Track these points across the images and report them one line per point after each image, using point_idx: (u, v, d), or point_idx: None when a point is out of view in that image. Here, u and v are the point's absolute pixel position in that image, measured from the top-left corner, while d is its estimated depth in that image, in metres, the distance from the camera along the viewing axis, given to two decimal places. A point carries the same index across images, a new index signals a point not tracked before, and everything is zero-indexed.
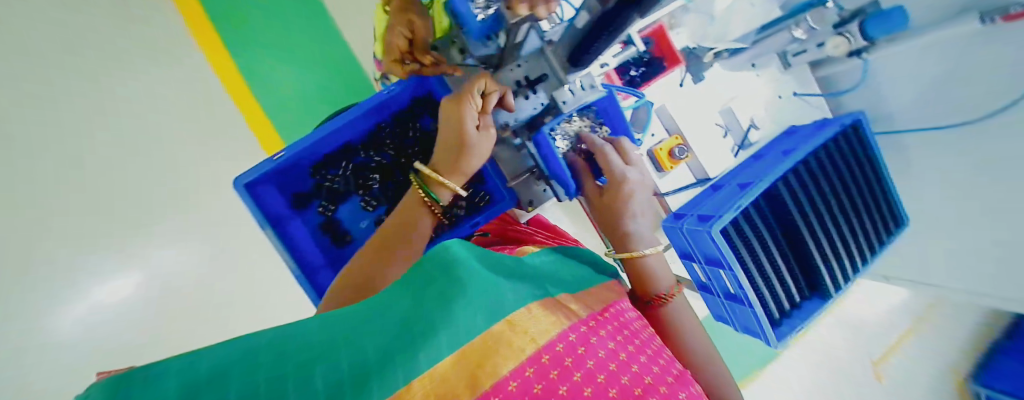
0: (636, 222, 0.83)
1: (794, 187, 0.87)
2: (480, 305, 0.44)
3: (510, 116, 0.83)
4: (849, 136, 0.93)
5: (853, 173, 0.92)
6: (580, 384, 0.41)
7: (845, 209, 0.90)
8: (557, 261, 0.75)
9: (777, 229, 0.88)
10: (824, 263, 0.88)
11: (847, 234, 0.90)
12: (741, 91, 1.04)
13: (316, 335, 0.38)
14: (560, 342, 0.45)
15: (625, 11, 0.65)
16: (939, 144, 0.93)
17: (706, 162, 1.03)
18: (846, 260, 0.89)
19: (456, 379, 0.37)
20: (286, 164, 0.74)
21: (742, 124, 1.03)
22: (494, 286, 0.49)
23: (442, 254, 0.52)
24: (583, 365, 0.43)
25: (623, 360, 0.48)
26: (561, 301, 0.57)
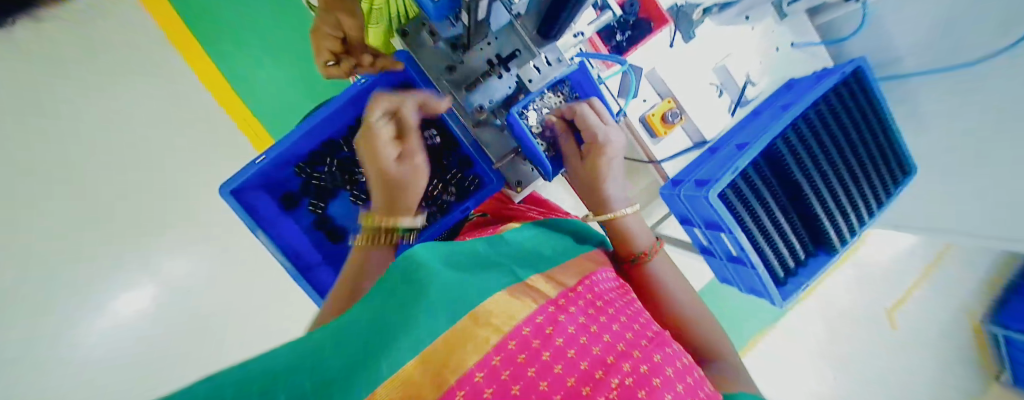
0: (615, 185, 0.66)
1: (792, 143, 0.81)
2: (444, 304, 0.37)
3: (484, 98, 0.64)
4: (851, 86, 0.85)
5: (855, 123, 0.85)
6: (549, 360, 0.35)
7: (850, 161, 0.84)
8: (540, 236, 0.64)
9: (778, 187, 0.82)
10: (829, 218, 0.83)
11: (853, 185, 0.84)
12: (735, 46, 0.97)
13: (295, 353, 0.30)
14: (527, 324, 0.37)
15: None
16: (967, 84, 0.80)
17: (701, 123, 0.96)
18: (850, 213, 0.84)
19: (422, 378, 0.30)
20: (270, 169, 0.78)
21: (738, 79, 0.96)
22: (460, 285, 0.42)
23: (403, 265, 0.44)
24: (552, 344, 0.36)
25: (594, 332, 0.41)
26: (533, 282, 0.47)
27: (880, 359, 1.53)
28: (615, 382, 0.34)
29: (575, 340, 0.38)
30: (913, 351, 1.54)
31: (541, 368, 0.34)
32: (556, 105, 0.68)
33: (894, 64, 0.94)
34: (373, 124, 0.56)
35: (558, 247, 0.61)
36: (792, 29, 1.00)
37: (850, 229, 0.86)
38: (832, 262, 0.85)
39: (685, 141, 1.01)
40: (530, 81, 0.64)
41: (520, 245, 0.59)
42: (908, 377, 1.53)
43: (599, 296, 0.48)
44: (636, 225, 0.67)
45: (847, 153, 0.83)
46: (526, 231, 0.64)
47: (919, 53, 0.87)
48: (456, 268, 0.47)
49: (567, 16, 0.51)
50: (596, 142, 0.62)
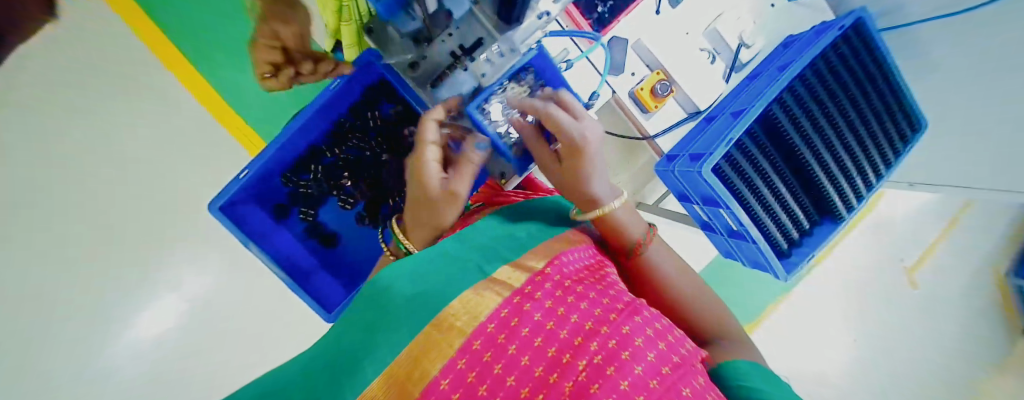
0: (602, 179, 0.60)
1: (790, 110, 0.77)
2: (407, 321, 0.44)
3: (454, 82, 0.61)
4: (851, 40, 0.79)
5: (857, 79, 0.80)
6: (515, 353, 0.40)
7: (855, 121, 0.79)
8: (518, 218, 0.67)
9: (776, 156, 0.78)
10: (832, 184, 0.79)
11: (857, 148, 0.79)
12: (728, 6, 0.92)
13: (297, 383, 0.41)
14: (492, 320, 0.42)
15: None
16: (975, 30, 0.75)
17: (694, 92, 0.92)
18: (856, 176, 0.80)
19: (389, 393, 0.38)
20: (255, 181, 0.77)
21: (730, 42, 0.92)
22: (425, 295, 0.48)
23: (379, 283, 0.52)
24: (516, 337, 0.41)
25: (562, 314, 0.44)
26: (498, 275, 0.52)
27: (885, 329, 1.49)
28: (582, 364, 0.38)
29: (539, 330, 0.42)
30: (918, 322, 1.49)
31: (506, 363, 0.39)
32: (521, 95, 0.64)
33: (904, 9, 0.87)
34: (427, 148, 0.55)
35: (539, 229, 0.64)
36: None
37: (856, 194, 0.82)
38: (838, 231, 0.81)
39: (678, 113, 0.95)
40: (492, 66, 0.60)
41: (495, 231, 0.63)
42: (910, 354, 1.48)
43: (568, 274, 0.51)
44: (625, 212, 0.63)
45: (850, 115, 0.79)
46: (501, 218, 0.67)
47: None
48: (427, 275, 0.53)
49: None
50: (572, 143, 0.55)
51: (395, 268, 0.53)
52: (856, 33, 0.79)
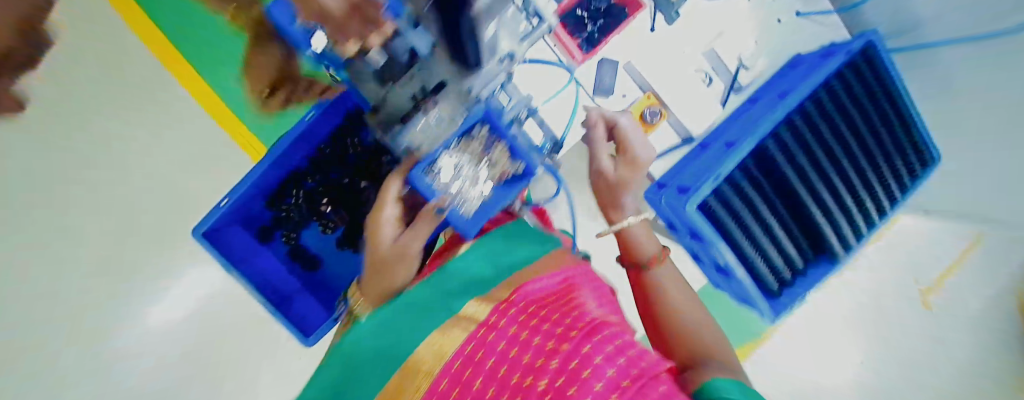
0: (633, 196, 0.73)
1: (786, 142, 0.73)
2: (373, 385, 0.39)
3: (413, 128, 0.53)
4: (857, 67, 0.73)
5: (861, 110, 0.75)
6: (478, 391, 0.33)
7: (856, 153, 0.75)
8: (498, 249, 0.61)
9: (770, 191, 0.75)
10: (826, 222, 0.76)
11: (857, 184, 0.76)
12: (727, 25, 0.88)
13: None
14: (451, 361, 0.36)
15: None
16: (983, 60, 0.71)
17: (689, 118, 0.86)
18: (854, 212, 0.77)
19: None
20: (239, 206, 0.77)
21: (728, 64, 0.86)
22: (392, 349, 0.43)
23: (349, 350, 0.47)
24: (475, 376, 0.34)
25: (523, 341, 0.38)
26: (465, 311, 0.46)
27: None
28: (544, 384, 0.31)
29: (504, 359, 0.36)
30: None
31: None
32: (475, 150, 0.55)
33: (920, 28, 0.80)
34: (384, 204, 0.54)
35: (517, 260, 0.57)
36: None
37: (854, 231, 0.78)
38: (832, 270, 0.78)
39: (670, 137, 0.90)
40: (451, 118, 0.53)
41: (475, 261, 0.58)
42: None
43: (531, 305, 0.45)
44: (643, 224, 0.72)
45: (852, 149, 0.75)
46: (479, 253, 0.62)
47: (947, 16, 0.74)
48: (395, 325, 0.47)
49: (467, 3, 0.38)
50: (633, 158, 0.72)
51: (366, 332, 0.48)
52: (864, 58, 0.73)
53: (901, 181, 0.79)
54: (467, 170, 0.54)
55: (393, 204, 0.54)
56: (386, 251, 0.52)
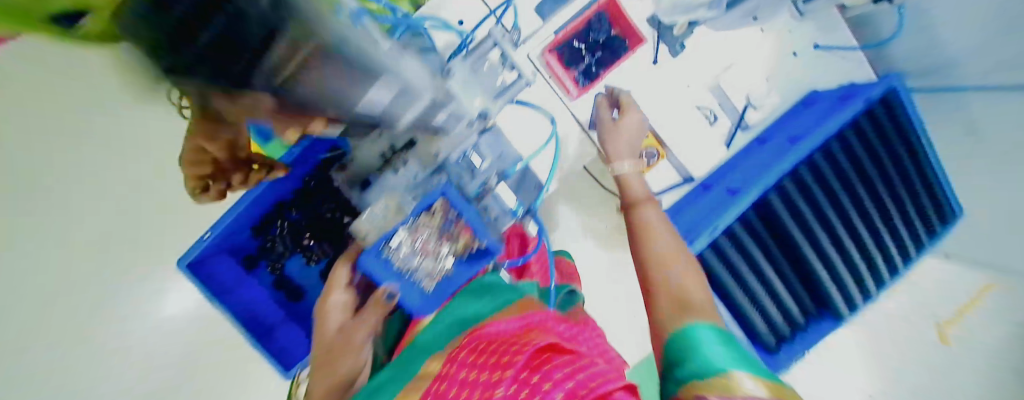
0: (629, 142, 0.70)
1: (790, 193, 0.69)
2: None
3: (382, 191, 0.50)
4: (874, 115, 0.69)
5: (875, 159, 0.70)
6: None
7: (866, 205, 0.70)
8: (472, 293, 0.51)
9: (771, 244, 0.70)
10: (832, 279, 0.71)
11: (866, 239, 0.71)
12: (738, 59, 0.83)
13: None
14: None
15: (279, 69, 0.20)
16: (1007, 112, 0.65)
17: (690, 159, 0.82)
18: (862, 268, 0.71)
19: None
20: (224, 237, 0.75)
21: (737, 102, 0.83)
22: None
23: None
24: None
25: (466, 383, 0.32)
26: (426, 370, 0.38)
27: None
28: None
29: None
30: None
31: None
32: (432, 229, 0.49)
33: (949, 71, 0.73)
34: (333, 292, 0.55)
35: (494, 301, 0.49)
36: (817, 28, 0.82)
37: (860, 288, 0.72)
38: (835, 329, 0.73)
39: (672, 175, 0.84)
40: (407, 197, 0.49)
41: (443, 313, 0.48)
42: None
43: (486, 339, 0.39)
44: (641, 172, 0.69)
45: (861, 201, 0.70)
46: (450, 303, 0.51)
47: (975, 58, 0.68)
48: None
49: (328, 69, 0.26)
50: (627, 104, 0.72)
51: None
52: (883, 107, 0.69)
53: (915, 234, 0.72)
54: (427, 247, 0.49)
55: (342, 291, 0.55)
56: (337, 341, 0.49)
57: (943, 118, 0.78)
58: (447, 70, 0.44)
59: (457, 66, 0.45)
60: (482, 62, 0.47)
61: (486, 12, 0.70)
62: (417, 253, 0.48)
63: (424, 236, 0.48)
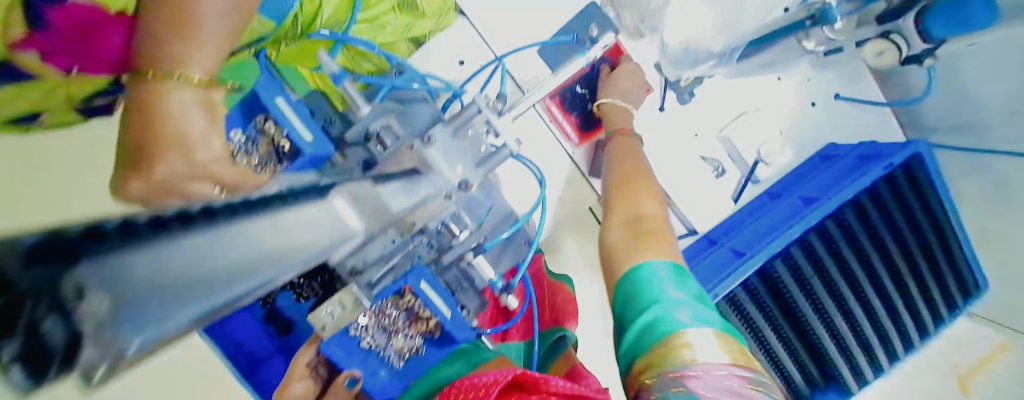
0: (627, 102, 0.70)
1: (795, 260, 0.64)
2: None
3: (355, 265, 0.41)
4: (896, 184, 0.64)
5: (893, 226, 0.64)
6: None
7: (879, 273, 0.64)
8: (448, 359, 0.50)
9: (776, 311, 0.64)
10: (843, 353, 0.64)
11: (880, 311, 0.64)
12: (756, 106, 0.79)
13: None
14: None
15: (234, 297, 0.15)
16: None
17: (693, 213, 0.78)
18: (874, 342, 0.64)
19: None
20: None
21: (745, 155, 0.79)
22: None
23: None
24: None
25: None
26: None
27: None
28: None
29: None
30: None
31: None
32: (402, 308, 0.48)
33: (980, 132, 0.69)
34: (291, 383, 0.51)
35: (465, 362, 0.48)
36: (839, 77, 0.79)
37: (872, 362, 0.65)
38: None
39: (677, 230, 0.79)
40: (369, 287, 0.42)
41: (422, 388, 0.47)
42: None
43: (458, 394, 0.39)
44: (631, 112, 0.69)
45: (875, 268, 0.64)
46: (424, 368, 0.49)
47: (1011, 122, 0.64)
48: None
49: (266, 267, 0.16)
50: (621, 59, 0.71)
51: None
52: (905, 173, 0.64)
53: (934, 310, 0.66)
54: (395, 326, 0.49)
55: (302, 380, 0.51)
56: None
57: (967, 181, 0.73)
58: (427, 137, 0.42)
59: (438, 133, 0.43)
60: (465, 129, 0.45)
61: (492, 58, 0.71)
62: (385, 334, 0.48)
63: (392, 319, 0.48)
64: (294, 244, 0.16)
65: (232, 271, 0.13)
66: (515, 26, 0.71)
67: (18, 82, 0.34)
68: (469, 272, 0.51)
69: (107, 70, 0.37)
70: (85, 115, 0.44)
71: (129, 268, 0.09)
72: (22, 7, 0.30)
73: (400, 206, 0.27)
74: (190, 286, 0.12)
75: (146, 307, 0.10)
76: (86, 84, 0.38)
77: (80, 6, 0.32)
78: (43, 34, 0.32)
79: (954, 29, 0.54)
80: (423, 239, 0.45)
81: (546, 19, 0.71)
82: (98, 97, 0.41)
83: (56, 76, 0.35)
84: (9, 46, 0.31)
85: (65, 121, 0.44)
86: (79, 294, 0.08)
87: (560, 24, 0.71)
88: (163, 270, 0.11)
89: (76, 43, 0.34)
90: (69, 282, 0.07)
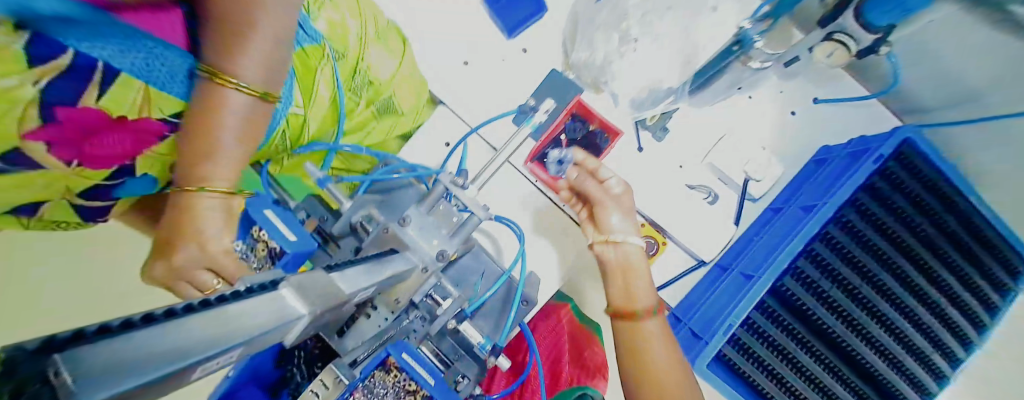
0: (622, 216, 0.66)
1: (806, 274, 0.64)
2: None
3: (355, 345, 0.43)
4: (891, 174, 0.65)
5: (901, 216, 0.64)
6: None
7: (907, 272, 0.63)
8: None
9: (803, 331, 0.63)
10: (891, 362, 0.62)
11: (914, 307, 0.62)
12: (734, 124, 0.81)
13: None
14: None
15: (206, 365, 0.19)
16: None
17: (693, 243, 0.76)
18: (926, 348, 0.62)
19: None
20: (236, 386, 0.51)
21: (736, 178, 0.77)
22: None
23: None
24: None
25: None
26: None
27: None
28: None
29: None
30: None
31: None
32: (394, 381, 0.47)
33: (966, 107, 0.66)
34: None
35: None
36: (810, 81, 0.80)
37: (934, 372, 0.62)
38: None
39: (685, 261, 0.79)
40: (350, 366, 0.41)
41: None
42: None
43: None
44: (640, 263, 0.65)
45: (895, 263, 0.63)
46: None
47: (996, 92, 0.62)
48: None
49: (230, 338, 0.19)
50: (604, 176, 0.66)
51: None
52: (899, 161, 0.65)
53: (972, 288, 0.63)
54: None
55: None
56: None
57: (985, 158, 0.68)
58: (403, 219, 0.48)
59: (413, 213, 0.49)
60: (436, 205, 0.50)
61: (466, 130, 0.78)
62: None
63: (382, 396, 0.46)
64: (238, 326, 0.20)
65: (189, 346, 0.17)
66: (487, 101, 0.80)
67: (29, 172, 0.40)
68: (464, 339, 0.53)
69: (103, 160, 0.43)
70: (84, 206, 0.50)
71: (86, 359, 0.13)
72: (39, 107, 0.34)
73: (356, 287, 0.31)
74: (152, 361, 0.16)
75: (118, 382, 0.14)
76: (88, 175, 0.44)
77: (89, 111, 0.37)
78: (52, 130, 0.36)
79: (895, 12, 0.54)
80: (415, 313, 0.49)
81: (516, 87, 0.80)
82: (97, 189, 0.48)
83: (58, 166, 0.40)
84: (18, 135, 0.35)
85: (68, 213, 0.50)
86: (56, 373, 0.12)
87: (527, 92, 0.80)
88: (118, 358, 0.15)
89: (81, 136, 0.39)
90: (48, 367, 0.12)
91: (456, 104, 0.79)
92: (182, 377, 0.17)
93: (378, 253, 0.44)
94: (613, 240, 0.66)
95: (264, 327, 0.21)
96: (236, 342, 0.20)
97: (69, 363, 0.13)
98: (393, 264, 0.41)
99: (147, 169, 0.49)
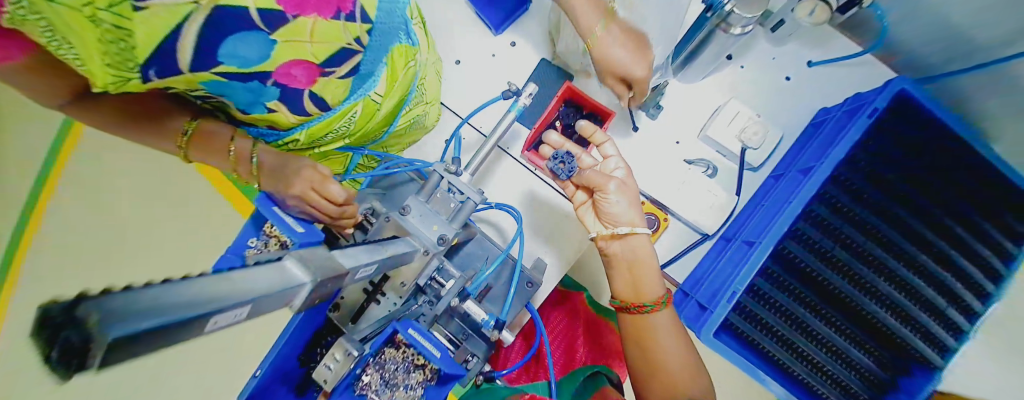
0: (622, 197, 0.66)
1: (807, 235, 0.65)
2: None
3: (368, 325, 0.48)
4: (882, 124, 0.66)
5: (897, 170, 0.65)
6: None
7: (913, 227, 0.63)
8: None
9: (802, 289, 0.64)
10: (895, 315, 0.61)
11: (922, 258, 0.62)
12: (725, 95, 0.81)
13: None
14: None
15: (220, 316, 0.21)
16: None
17: (692, 216, 0.76)
18: (942, 304, 0.60)
19: None
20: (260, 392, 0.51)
21: (732, 148, 0.76)
22: None
23: None
24: None
25: None
26: None
27: None
28: None
29: None
30: None
31: None
32: (404, 359, 0.50)
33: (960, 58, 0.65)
34: None
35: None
36: (802, 45, 0.79)
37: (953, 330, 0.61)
38: (934, 384, 0.58)
39: (689, 235, 0.79)
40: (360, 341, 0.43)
41: None
42: None
43: None
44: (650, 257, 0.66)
45: (894, 215, 0.64)
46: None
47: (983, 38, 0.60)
48: None
49: (245, 296, 0.22)
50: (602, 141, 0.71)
51: None
52: (892, 113, 0.67)
53: (981, 239, 0.62)
54: (396, 378, 0.49)
55: None
56: None
57: (984, 109, 0.66)
58: (404, 208, 0.50)
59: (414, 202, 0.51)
60: (434, 194, 0.53)
61: (459, 121, 0.81)
62: (389, 383, 0.49)
63: (393, 371, 0.49)
64: (243, 287, 0.23)
65: (203, 299, 0.20)
66: (480, 93, 0.83)
67: None
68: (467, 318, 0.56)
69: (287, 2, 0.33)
70: (177, 36, 0.31)
71: (110, 305, 0.16)
72: None
73: (358, 262, 0.34)
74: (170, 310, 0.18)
75: (140, 322, 0.16)
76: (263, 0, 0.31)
77: None
78: None
79: None
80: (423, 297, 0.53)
81: (506, 76, 0.83)
82: (234, 37, 0.33)
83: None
84: None
85: (139, 35, 0.29)
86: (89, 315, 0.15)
87: (519, 81, 0.82)
88: (137, 303, 0.17)
89: None
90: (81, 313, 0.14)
91: (452, 99, 0.83)
92: (197, 324, 0.20)
93: (381, 239, 0.46)
94: (620, 234, 0.66)
95: (268, 289, 0.24)
96: (246, 299, 0.22)
97: (98, 310, 0.15)
98: (399, 244, 0.44)
99: (289, 40, 0.36)
